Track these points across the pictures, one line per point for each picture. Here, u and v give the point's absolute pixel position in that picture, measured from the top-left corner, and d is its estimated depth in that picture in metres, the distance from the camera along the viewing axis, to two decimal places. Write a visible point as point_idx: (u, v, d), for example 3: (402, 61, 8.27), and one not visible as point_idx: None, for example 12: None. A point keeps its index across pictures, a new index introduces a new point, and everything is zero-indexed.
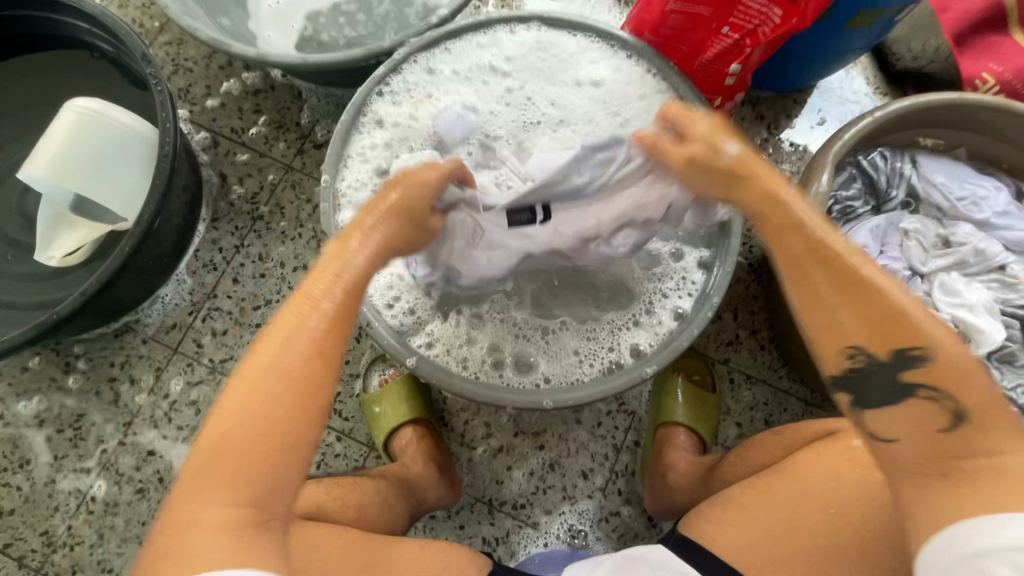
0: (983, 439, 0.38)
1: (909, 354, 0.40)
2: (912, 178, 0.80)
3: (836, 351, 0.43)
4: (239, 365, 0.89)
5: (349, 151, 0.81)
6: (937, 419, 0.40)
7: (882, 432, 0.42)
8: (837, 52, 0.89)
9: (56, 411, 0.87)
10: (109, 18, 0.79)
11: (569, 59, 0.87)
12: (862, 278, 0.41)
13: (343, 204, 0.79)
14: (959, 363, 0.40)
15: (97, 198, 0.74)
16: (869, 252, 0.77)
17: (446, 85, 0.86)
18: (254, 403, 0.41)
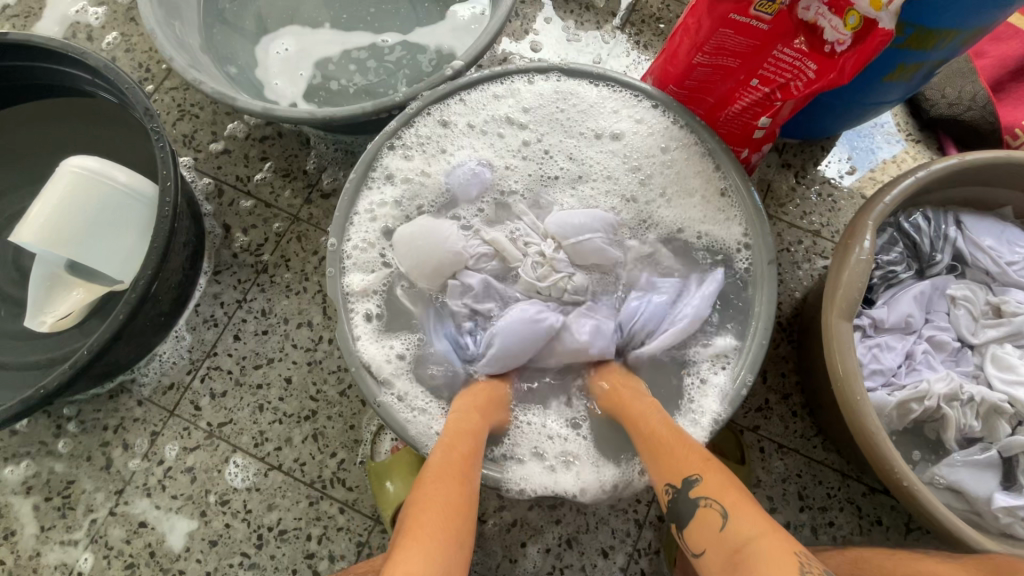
0: (732, 530, 0.49)
1: (691, 482, 0.55)
2: (958, 240, 0.75)
3: (662, 487, 0.58)
4: (238, 429, 0.84)
5: (356, 208, 0.77)
6: (716, 521, 0.51)
7: (693, 546, 0.53)
8: (871, 104, 0.84)
9: (44, 478, 0.82)
10: (113, 72, 0.76)
11: (589, 109, 0.83)
12: (678, 456, 0.58)
13: (348, 267, 0.75)
14: (727, 492, 0.52)
15: (93, 262, 0.70)
16: (915, 322, 0.71)
17: (461, 139, 0.82)
18: (428, 512, 0.52)
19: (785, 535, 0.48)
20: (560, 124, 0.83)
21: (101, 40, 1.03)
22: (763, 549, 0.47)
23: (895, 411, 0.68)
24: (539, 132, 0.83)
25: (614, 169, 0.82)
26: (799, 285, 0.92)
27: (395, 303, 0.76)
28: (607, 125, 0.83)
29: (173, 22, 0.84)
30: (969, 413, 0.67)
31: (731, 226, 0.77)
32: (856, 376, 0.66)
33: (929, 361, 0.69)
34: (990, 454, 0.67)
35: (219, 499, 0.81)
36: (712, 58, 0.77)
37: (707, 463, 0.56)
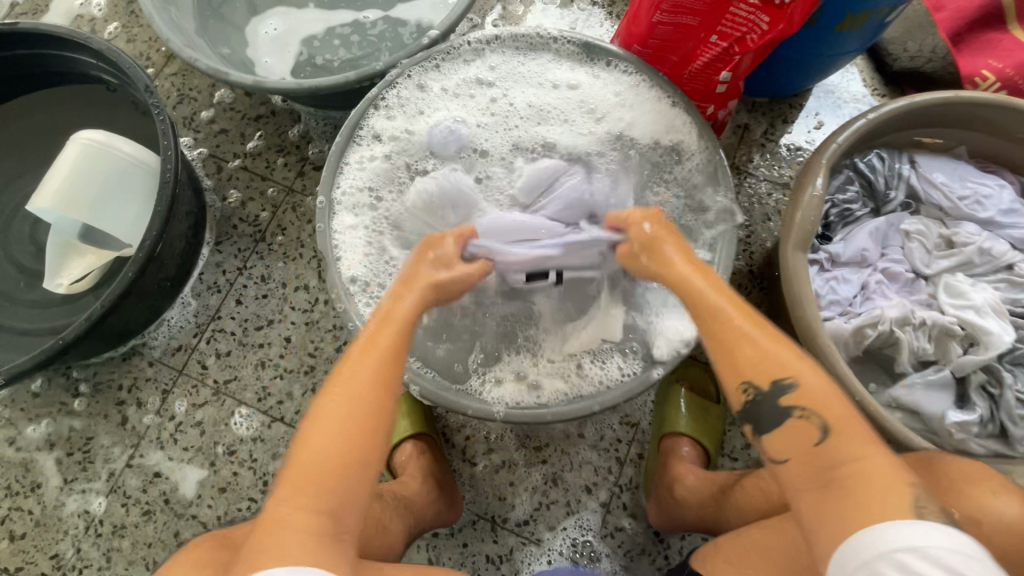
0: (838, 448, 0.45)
1: (782, 383, 0.48)
2: (911, 178, 0.79)
3: (735, 385, 0.50)
4: (243, 386, 0.90)
5: (346, 158, 0.82)
6: (811, 434, 0.47)
7: (776, 454, 0.49)
8: (830, 56, 0.88)
9: (65, 435, 0.88)
10: (115, 53, 0.82)
11: (546, 66, 0.89)
12: (752, 350, 0.49)
13: (338, 208, 0.80)
14: (832, 404, 0.47)
15: (101, 226, 0.76)
16: (870, 255, 0.75)
17: (437, 103, 0.87)
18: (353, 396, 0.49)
19: (893, 464, 0.45)
20: (521, 77, 0.88)
21: (103, 30, 1.10)
22: (866, 470, 0.45)
23: (853, 338, 0.72)
24: (507, 92, 0.88)
25: (571, 116, 0.88)
26: (770, 235, 0.96)
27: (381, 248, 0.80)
28: (561, 77, 0.88)
29: (170, 7, 0.90)
30: (921, 337, 0.71)
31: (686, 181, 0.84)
32: (811, 305, 0.70)
33: (883, 291, 0.74)
34: (943, 374, 0.71)
35: (227, 450, 0.87)
36: (671, 15, 0.80)
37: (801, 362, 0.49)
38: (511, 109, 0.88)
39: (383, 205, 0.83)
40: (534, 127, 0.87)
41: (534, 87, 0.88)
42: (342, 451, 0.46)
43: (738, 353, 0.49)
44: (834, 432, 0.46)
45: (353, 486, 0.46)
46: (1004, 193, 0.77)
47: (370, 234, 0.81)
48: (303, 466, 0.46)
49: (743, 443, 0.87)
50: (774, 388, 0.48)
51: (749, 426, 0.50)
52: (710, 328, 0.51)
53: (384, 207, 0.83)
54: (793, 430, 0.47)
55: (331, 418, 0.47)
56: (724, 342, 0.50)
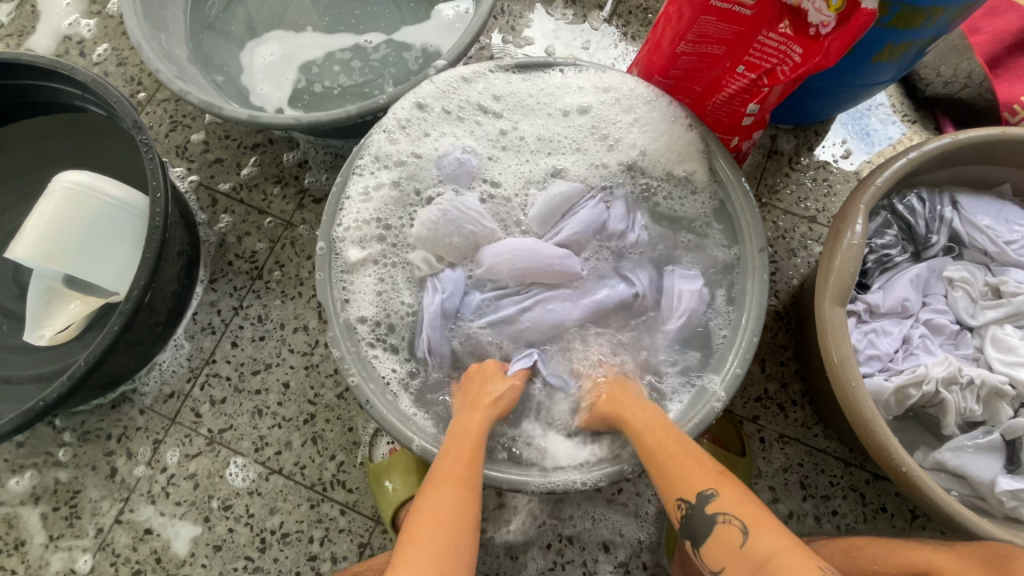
0: (757, 544, 0.49)
1: (706, 494, 0.54)
2: (954, 221, 0.73)
3: (672, 503, 0.56)
4: (239, 436, 0.85)
5: (347, 192, 0.77)
6: (736, 539, 0.51)
7: (713, 563, 0.52)
8: (861, 87, 0.83)
9: (51, 488, 0.83)
10: (101, 86, 0.77)
11: (554, 92, 0.83)
12: (686, 472, 0.57)
13: (341, 242, 0.75)
14: (749, 506, 0.52)
15: (85, 275, 0.71)
16: (911, 305, 0.70)
17: (441, 125, 0.82)
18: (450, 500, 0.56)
19: (804, 550, 0.48)
20: (529, 108, 0.83)
21: (92, 53, 1.05)
22: (784, 563, 0.47)
23: (894, 397, 0.67)
24: (516, 121, 0.83)
25: (582, 141, 0.82)
26: (796, 272, 0.91)
27: (386, 281, 0.76)
28: (576, 102, 0.83)
29: (159, 34, 0.85)
30: (969, 397, 0.66)
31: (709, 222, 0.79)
32: (850, 363, 0.65)
33: (926, 345, 0.68)
34: (993, 438, 0.65)
35: (222, 504, 0.82)
36: (696, 46, 0.76)
37: (722, 476, 0.56)
38: (519, 141, 0.83)
39: (392, 233, 0.78)
40: (549, 161, 0.82)
41: (547, 118, 0.83)
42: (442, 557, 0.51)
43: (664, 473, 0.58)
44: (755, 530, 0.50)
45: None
46: None
47: (379, 269, 0.76)
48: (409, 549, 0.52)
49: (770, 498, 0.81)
50: (699, 500, 0.54)
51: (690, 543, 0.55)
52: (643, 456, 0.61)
53: (393, 234, 0.78)
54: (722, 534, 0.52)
55: (431, 506, 0.55)
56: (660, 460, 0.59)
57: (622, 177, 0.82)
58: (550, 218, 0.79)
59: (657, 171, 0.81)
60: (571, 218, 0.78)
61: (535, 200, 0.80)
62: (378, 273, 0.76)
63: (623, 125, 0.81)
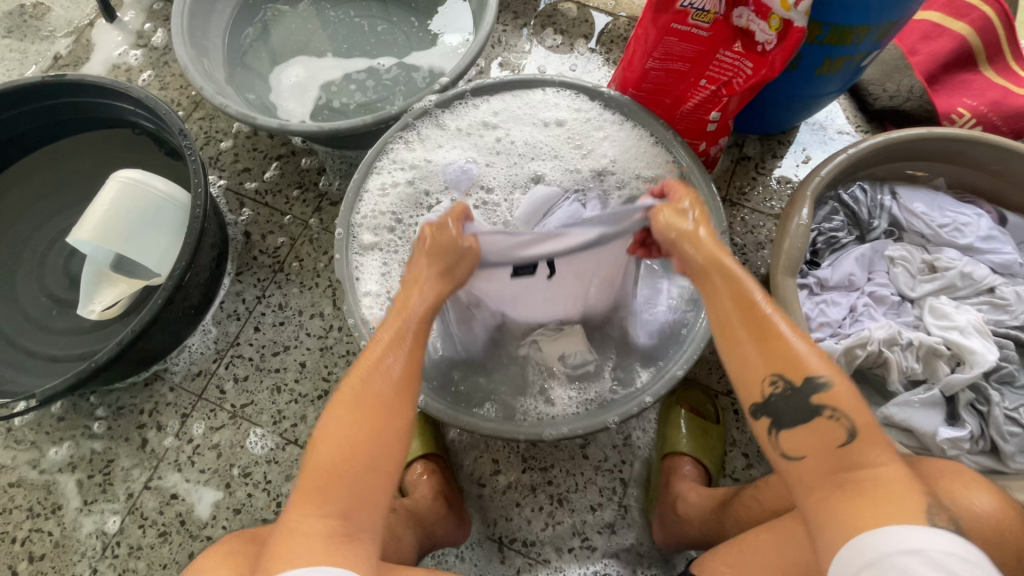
0: (858, 452, 0.45)
1: (817, 381, 0.48)
2: (893, 208, 0.84)
3: (760, 380, 0.49)
4: (259, 410, 0.93)
5: (368, 186, 0.88)
6: (836, 437, 0.47)
7: (790, 450, 0.48)
8: (812, 98, 0.95)
9: (87, 457, 0.91)
10: (153, 100, 0.90)
11: (537, 106, 0.95)
12: (773, 344, 0.49)
13: (359, 227, 0.87)
14: (863, 410, 0.47)
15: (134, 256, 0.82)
16: (857, 279, 0.79)
17: (452, 141, 0.94)
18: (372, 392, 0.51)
19: (913, 488, 0.44)
20: (518, 117, 0.94)
21: (138, 79, 1.19)
22: (887, 479, 0.45)
23: (846, 357, 0.75)
24: (507, 132, 0.95)
25: (559, 148, 0.94)
26: (764, 263, 1.01)
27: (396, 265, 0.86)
28: (553, 117, 0.95)
29: (203, 59, 0.99)
30: (909, 357, 0.75)
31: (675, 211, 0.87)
32: (801, 324, 0.74)
33: (870, 313, 0.77)
34: (933, 392, 0.73)
35: (242, 471, 0.90)
36: (662, 62, 0.88)
37: (831, 363, 0.49)
38: (510, 147, 0.94)
39: (402, 226, 0.89)
40: (531, 170, 0.94)
41: (530, 128, 0.95)
42: (360, 470, 0.48)
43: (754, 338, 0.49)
44: (863, 440, 0.46)
45: (359, 483, 0.48)
46: (981, 221, 0.82)
47: (383, 259, 0.87)
48: (326, 464, 0.48)
49: (745, 464, 0.89)
50: (809, 384, 0.48)
51: (768, 421, 0.49)
52: (729, 306, 0.51)
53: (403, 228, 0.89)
54: (821, 429, 0.47)
55: (357, 399, 0.50)
56: (731, 327, 0.51)
57: (594, 170, 0.93)
58: (535, 216, 0.87)
59: (626, 168, 0.92)
60: (553, 215, 0.86)
61: (519, 204, 0.90)
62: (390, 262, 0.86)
63: (602, 132, 0.93)
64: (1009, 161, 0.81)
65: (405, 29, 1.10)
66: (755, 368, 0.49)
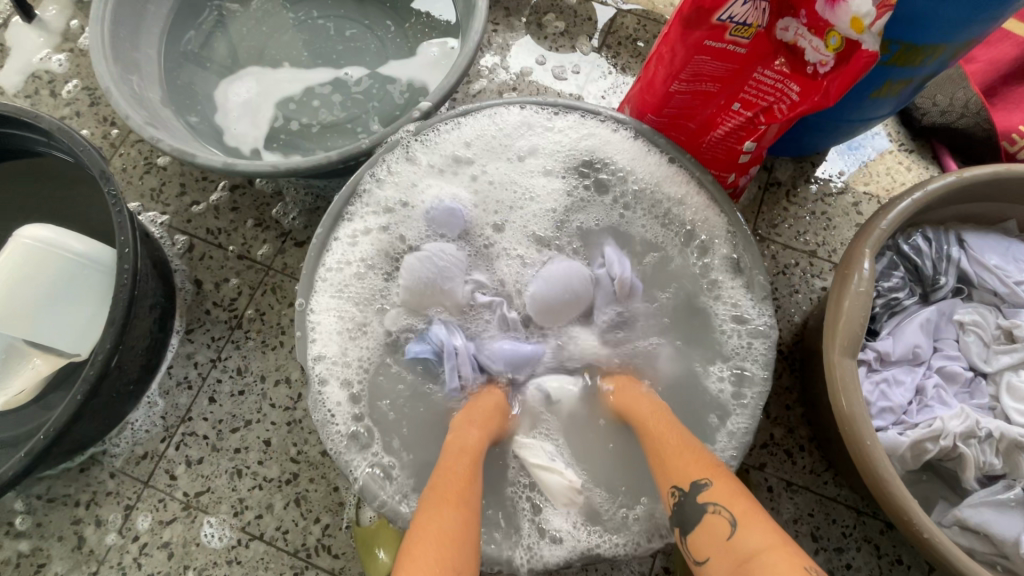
0: (744, 537, 0.46)
1: (698, 485, 0.51)
2: (961, 261, 0.71)
3: (667, 489, 0.54)
4: (216, 499, 0.80)
5: (336, 233, 0.73)
6: (724, 528, 0.48)
7: (698, 555, 0.49)
8: (858, 120, 0.80)
9: (13, 561, 0.78)
10: (66, 133, 0.73)
11: (511, 133, 0.80)
12: (682, 462, 0.54)
13: (320, 288, 0.71)
14: (738, 500, 0.49)
15: (43, 335, 0.67)
16: (923, 352, 0.66)
17: (428, 178, 0.78)
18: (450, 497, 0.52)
19: (795, 551, 0.44)
20: (492, 147, 0.79)
21: (62, 91, 1.01)
22: (771, 561, 0.43)
23: (909, 452, 0.63)
24: (484, 165, 0.80)
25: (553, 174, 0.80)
26: (799, 309, 0.88)
27: (371, 329, 0.73)
28: (531, 144, 0.80)
29: (131, 78, 0.81)
30: (987, 451, 0.63)
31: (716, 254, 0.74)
32: (863, 419, 0.62)
33: (941, 395, 0.65)
34: (1017, 493, 0.62)
35: (198, 575, 0.77)
36: (690, 84, 0.73)
37: (716, 468, 0.52)
38: (490, 185, 0.80)
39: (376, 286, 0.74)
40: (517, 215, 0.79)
41: (508, 163, 0.80)
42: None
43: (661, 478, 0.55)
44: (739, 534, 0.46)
45: None
46: None
47: (354, 332, 0.72)
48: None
49: None
50: (693, 493, 0.51)
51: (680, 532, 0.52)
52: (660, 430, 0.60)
53: (369, 283, 0.74)
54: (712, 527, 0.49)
55: (427, 536, 0.48)
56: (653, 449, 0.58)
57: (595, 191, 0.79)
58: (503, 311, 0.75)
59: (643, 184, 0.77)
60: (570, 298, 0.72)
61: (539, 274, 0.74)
62: (365, 327, 0.72)
63: (605, 168, 0.79)
64: None
65: (380, 32, 0.92)
66: (668, 468, 0.55)
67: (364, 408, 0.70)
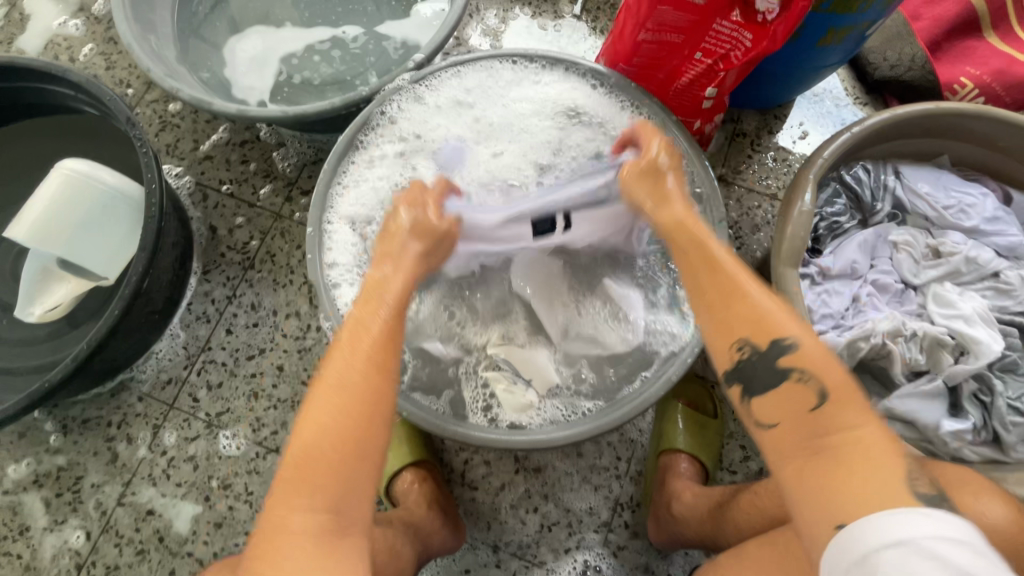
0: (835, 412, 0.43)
1: (782, 345, 0.46)
2: (897, 190, 0.80)
3: (727, 347, 0.48)
4: (236, 417, 0.88)
5: (352, 158, 0.82)
6: (807, 399, 0.44)
7: (766, 419, 0.46)
8: (812, 69, 0.89)
9: (53, 474, 0.86)
10: (95, 85, 0.81)
11: (505, 85, 0.87)
12: (749, 314, 0.47)
13: (336, 198, 0.81)
14: (829, 367, 0.44)
15: (77, 258, 0.76)
16: (860, 267, 0.76)
17: (435, 119, 0.86)
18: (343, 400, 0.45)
19: (882, 429, 0.43)
20: (488, 94, 0.86)
21: (79, 55, 1.08)
22: (879, 456, 0.41)
23: (847, 351, 0.73)
24: (482, 109, 0.87)
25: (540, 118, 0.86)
26: (759, 246, 0.97)
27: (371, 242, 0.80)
28: (521, 93, 0.86)
29: (149, 35, 0.89)
30: (913, 349, 0.72)
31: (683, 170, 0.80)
32: (805, 321, 0.70)
33: (874, 303, 0.74)
34: (936, 384, 0.71)
35: (221, 483, 0.86)
36: (656, 34, 0.81)
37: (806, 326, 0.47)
38: (490, 126, 0.86)
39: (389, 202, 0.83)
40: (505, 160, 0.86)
41: (503, 108, 0.87)
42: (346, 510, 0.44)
43: (724, 301, 0.49)
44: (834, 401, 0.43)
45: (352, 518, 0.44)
46: (987, 201, 0.79)
47: (358, 240, 0.81)
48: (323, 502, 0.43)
49: (741, 456, 0.87)
50: (774, 348, 0.46)
51: (738, 389, 0.48)
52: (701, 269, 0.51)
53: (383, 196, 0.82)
54: (789, 394, 0.45)
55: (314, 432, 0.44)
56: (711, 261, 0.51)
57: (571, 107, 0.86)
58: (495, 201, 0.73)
59: None
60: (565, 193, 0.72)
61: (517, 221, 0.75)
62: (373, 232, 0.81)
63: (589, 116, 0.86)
64: (1016, 137, 0.78)
65: None
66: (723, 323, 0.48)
67: None
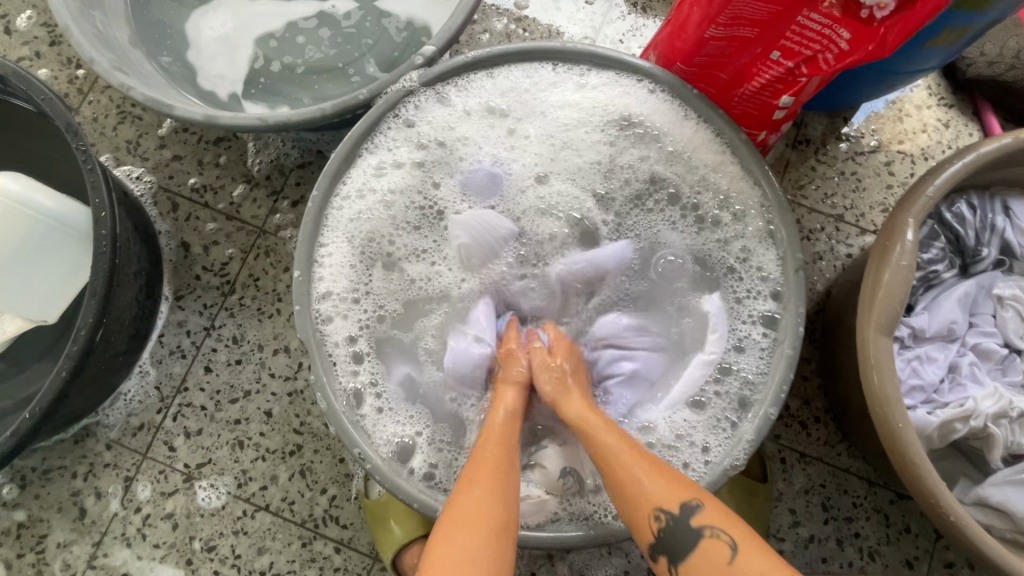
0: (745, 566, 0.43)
1: (689, 506, 0.47)
2: (1006, 231, 0.66)
3: (645, 516, 0.48)
4: (218, 469, 0.77)
5: (361, 157, 0.69)
6: (723, 555, 0.45)
7: None
8: (902, 75, 0.74)
9: (13, 532, 0.76)
10: (23, 77, 0.64)
11: (546, 88, 0.73)
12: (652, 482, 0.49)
13: (335, 209, 0.68)
14: (733, 520, 0.47)
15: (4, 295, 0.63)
16: (959, 328, 0.63)
17: (461, 126, 0.73)
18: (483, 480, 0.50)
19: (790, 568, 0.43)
20: (524, 99, 0.73)
21: (16, 25, 0.90)
22: None
23: (938, 432, 0.61)
24: (519, 118, 0.74)
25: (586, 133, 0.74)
26: (822, 278, 0.84)
27: (372, 266, 0.70)
28: (562, 98, 0.73)
29: (92, 13, 0.72)
30: (1018, 432, 0.61)
31: (751, 197, 0.68)
32: (897, 403, 0.58)
33: (974, 374, 0.62)
34: None
35: (204, 545, 0.76)
36: (727, 29, 0.65)
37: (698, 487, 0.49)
38: (527, 140, 0.74)
39: (398, 222, 0.71)
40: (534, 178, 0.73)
41: (542, 117, 0.74)
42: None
43: (629, 479, 0.50)
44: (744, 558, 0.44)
45: None
46: None
47: (361, 260, 0.69)
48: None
49: (791, 521, 0.77)
50: (684, 513, 0.47)
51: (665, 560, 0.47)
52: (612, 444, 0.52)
53: (399, 207, 0.72)
54: (711, 554, 0.45)
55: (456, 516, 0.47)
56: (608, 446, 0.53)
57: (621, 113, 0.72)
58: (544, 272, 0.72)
59: (668, 149, 0.72)
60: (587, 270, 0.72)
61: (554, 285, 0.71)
62: (383, 251, 0.70)
63: (644, 137, 0.72)
64: None
65: None
66: (653, 497, 0.48)
67: (366, 369, 0.66)
